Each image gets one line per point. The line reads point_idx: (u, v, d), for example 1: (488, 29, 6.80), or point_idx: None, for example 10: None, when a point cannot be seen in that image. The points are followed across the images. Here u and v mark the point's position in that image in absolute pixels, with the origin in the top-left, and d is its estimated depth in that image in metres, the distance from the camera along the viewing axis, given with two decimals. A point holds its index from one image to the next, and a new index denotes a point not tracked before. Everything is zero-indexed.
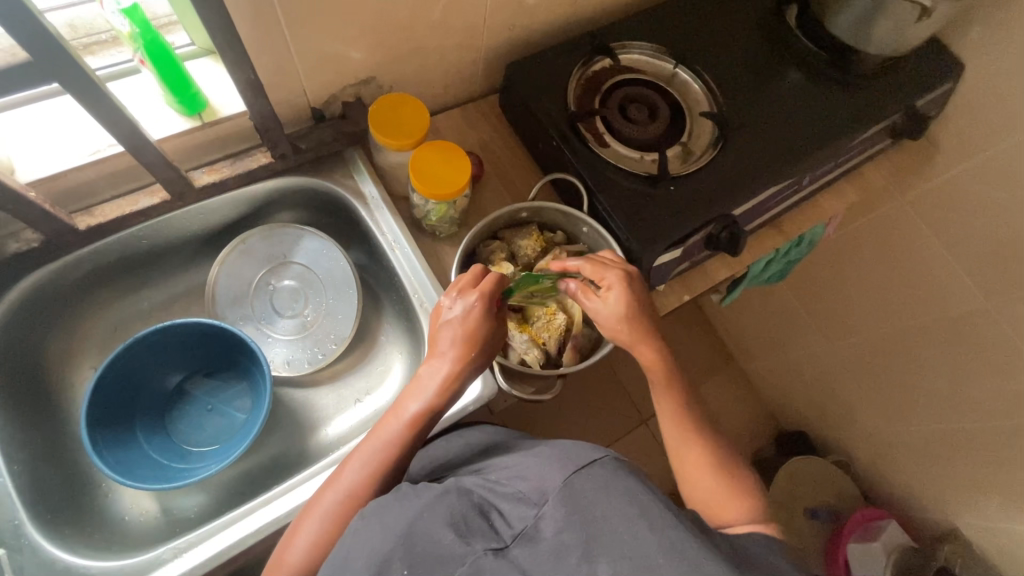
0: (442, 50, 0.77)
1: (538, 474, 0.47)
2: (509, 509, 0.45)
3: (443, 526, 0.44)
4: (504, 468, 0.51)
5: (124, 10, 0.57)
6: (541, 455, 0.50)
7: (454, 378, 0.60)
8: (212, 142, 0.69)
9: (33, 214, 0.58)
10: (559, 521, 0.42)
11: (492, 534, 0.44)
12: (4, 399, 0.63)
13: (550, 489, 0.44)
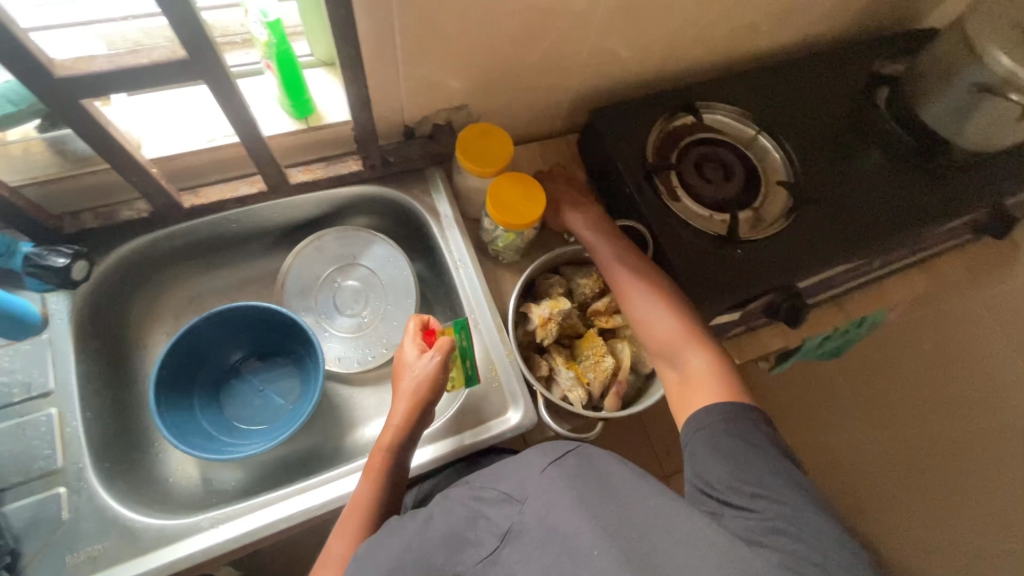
0: (534, 89, 0.80)
1: (517, 471, 0.53)
2: (495, 509, 0.51)
3: (441, 544, 0.50)
4: (486, 473, 0.56)
5: (267, 22, 0.62)
6: (519, 457, 0.55)
7: (411, 420, 0.63)
8: (311, 144, 0.75)
9: (150, 187, 0.64)
10: (537, 520, 0.47)
11: (480, 542, 0.50)
12: (92, 348, 0.68)
13: (528, 491, 0.50)
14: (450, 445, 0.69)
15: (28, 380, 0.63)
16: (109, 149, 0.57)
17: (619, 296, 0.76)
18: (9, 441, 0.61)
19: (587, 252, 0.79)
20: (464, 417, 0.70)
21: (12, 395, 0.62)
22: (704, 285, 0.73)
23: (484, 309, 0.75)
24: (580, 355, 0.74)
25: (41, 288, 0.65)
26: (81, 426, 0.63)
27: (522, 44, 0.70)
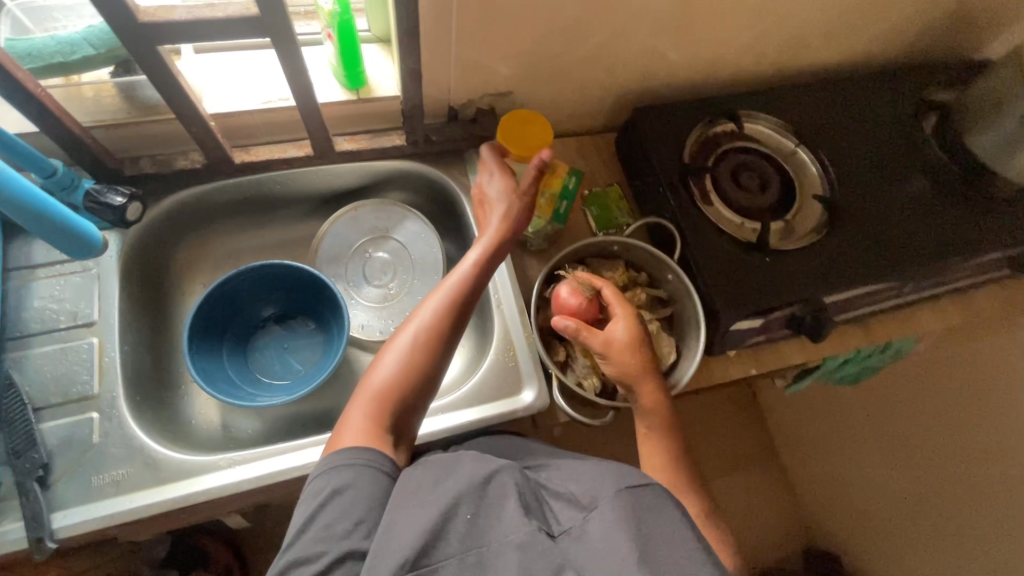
0: (579, 83, 0.82)
1: (598, 480, 0.48)
2: (558, 507, 0.47)
3: (504, 495, 0.46)
4: (557, 470, 0.52)
5: None
6: (597, 465, 0.51)
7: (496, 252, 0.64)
8: (359, 116, 0.78)
9: (207, 139, 0.67)
10: (607, 523, 0.43)
11: (541, 522, 0.45)
12: (135, 287, 0.72)
13: (603, 495, 0.46)
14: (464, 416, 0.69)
15: (74, 309, 0.66)
16: (176, 98, 0.60)
17: (640, 292, 0.77)
18: (52, 364, 0.64)
19: (614, 245, 0.79)
20: (478, 392, 0.71)
21: (59, 322, 0.66)
22: (729, 290, 0.74)
23: (508, 288, 0.75)
24: None
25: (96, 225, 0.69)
26: (117, 358, 0.66)
27: (573, 36, 0.72)
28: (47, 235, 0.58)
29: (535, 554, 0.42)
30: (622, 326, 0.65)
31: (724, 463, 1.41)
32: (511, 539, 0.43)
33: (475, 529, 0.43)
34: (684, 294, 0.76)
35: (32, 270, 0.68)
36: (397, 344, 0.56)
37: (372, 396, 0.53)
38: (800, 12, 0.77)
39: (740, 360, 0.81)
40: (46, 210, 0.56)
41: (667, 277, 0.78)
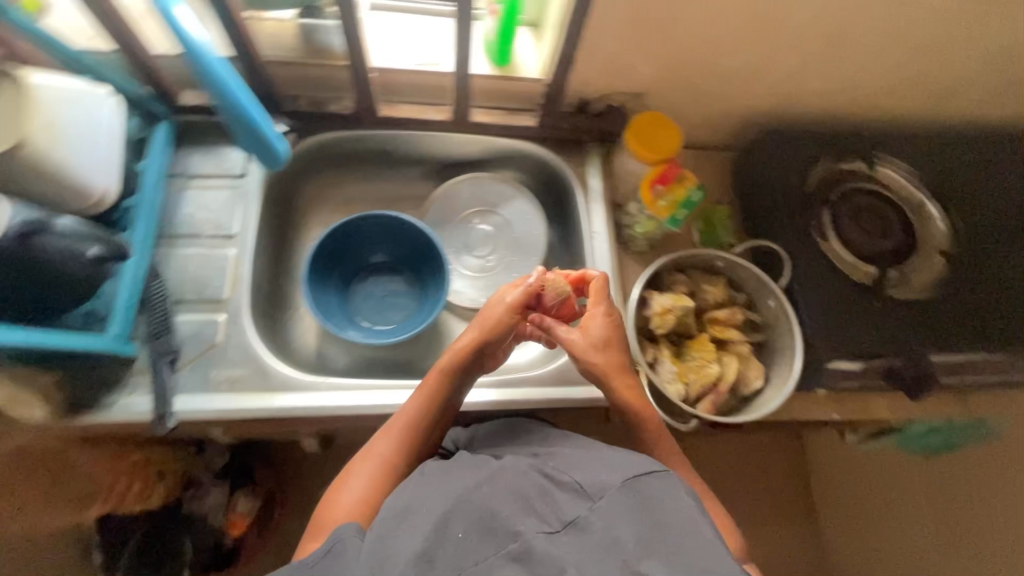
0: (714, 96, 0.82)
1: (598, 472, 0.52)
2: (562, 496, 0.50)
3: (501, 500, 0.49)
4: (564, 457, 0.56)
5: None
6: (601, 456, 0.55)
7: (484, 342, 0.66)
8: (497, 91, 0.81)
9: (363, 88, 0.72)
10: (609, 517, 0.47)
11: (543, 517, 0.48)
12: (269, 212, 0.78)
13: (607, 488, 0.50)
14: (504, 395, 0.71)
15: (218, 221, 0.73)
16: (351, 44, 0.64)
17: (740, 312, 0.77)
18: (195, 266, 0.71)
19: (719, 262, 0.79)
20: (562, 375, 0.73)
21: (204, 230, 0.73)
22: (835, 327, 0.73)
23: (607, 282, 0.77)
24: (685, 354, 0.76)
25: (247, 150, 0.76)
26: (248, 271, 0.72)
27: (724, 46, 0.72)
28: (250, 145, 0.63)
29: (540, 554, 0.45)
30: (597, 322, 0.67)
31: (757, 513, 1.23)
32: (510, 547, 0.46)
33: (473, 541, 0.47)
34: (783, 323, 0.76)
35: (188, 179, 0.75)
36: (393, 430, 0.62)
37: (367, 474, 0.59)
38: (958, 51, 0.75)
39: (825, 402, 0.78)
40: (257, 124, 0.60)
41: (768, 303, 0.77)
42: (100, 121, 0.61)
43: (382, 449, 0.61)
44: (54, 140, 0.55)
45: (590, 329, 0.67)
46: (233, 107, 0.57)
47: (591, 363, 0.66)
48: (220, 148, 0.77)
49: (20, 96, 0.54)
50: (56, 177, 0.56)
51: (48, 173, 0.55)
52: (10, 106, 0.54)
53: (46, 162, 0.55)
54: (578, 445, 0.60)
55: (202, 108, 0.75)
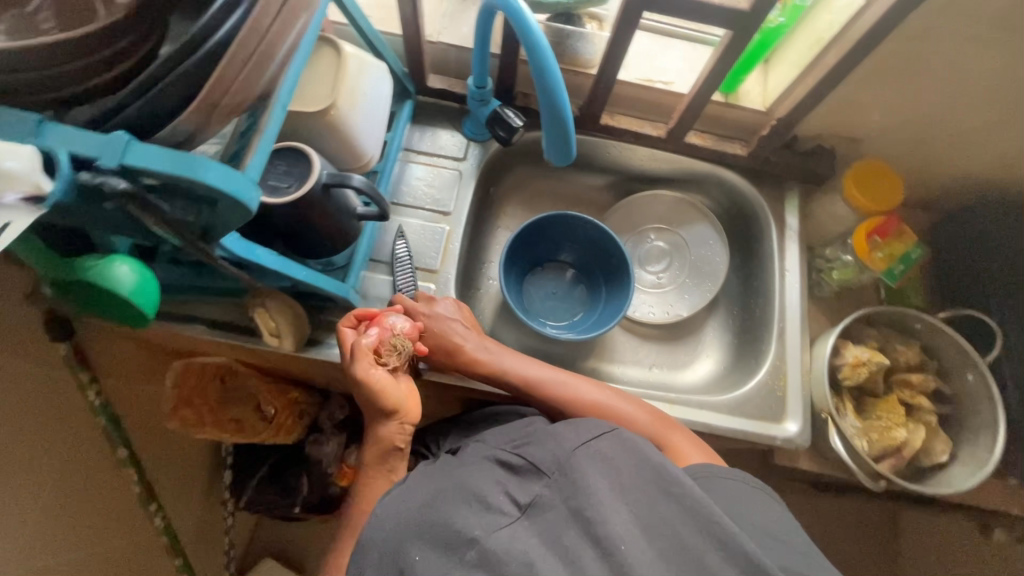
0: (940, 155, 0.79)
1: (547, 445, 0.53)
2: (519, 484, 0.52)
3: (454, 503, 0.50)
4: (519, 438, 0.57)
5: (788, 8, 0.71)
6: (555, 428, 0.56)
7: (383, 391, 0.61)
8: (715, 114, 0.82)
9: (599, 96, 0.75)
10: (558, 496, 0.49)
11: (501, 509, 0.49)
12: (477, 197, 0.84)
13: (559, 460, 0.51)
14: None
15: (437, 197, 0.79)
16: (612, 55, 0.67)
17: (935, 379, 0.74)
18: (414, 236, 0.77)
19: (917, 322, 0.75)
20: (740, 406, 0.73)
21: (424, 204, 0.79)
22: None
23: (797, 323, 0.77)
24: (869, 412, 0.74)
25: (471, 135, 0.82)
26: (458, 249, 0.77)
27: (974, 107, 0.70)
28: (551, 146, 0.59)
29: (498, 552, 0.45)
30: (442, 303, 0.71)
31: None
32: (469, 555, 0.45)
33: (438, 558, 0.46)
34: (982, 402, 0.71)
35: (413, 154, 0.81)
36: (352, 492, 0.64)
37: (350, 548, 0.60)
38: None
39: (1006, 490, 0.74)
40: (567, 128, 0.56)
41: (966, 376, 0.73)
42: (380, 91, 0.67)
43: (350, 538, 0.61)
44: (352, 105, 0.62)
45: (452, 329, 0.69)
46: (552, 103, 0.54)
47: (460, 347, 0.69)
48: (445, 130, 0.83)
49: (337, 63, 0.61)
50: (346, 139, 0.62)
51: (342, 134, 0.62)
52: (326, 71, 0.61)
53: (344, 125, 0.61)
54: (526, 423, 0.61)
55: (440, 92, 0.81)
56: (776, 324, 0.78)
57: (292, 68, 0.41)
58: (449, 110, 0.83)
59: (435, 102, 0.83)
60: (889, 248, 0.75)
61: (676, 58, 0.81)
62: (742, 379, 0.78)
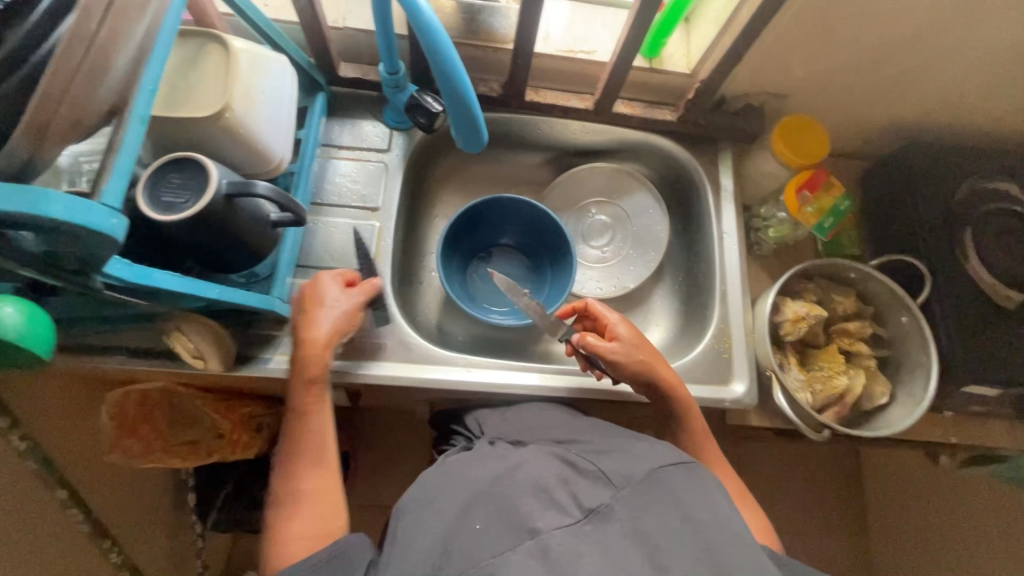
0: (862, 103, 0.80)
1: (624, 461, 0.51)
2: (587, 484, 0.49)
3: (521, 492, 0.48)
4: (591, 446, 0.55)
5: None
6: (634, 446, 0.53)
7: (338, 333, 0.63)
8: (641, 81, 0.80)
9: (520, 73, 0.72)
10: (628, 512, 0.46)
11: (564, 508, 0.46)
12: (407, 188, 0.80)
13: (633, 477, 0.48)
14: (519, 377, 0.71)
15: (364, 193, 0.76)
16: (526, 29, 0.64)
17: (872, 325, 0.76)
18: (342, 235, 0.74)
19: (851, 272, 0.77)
20: (689, 372, 0.74)
21: (351, 201, 0.75)
22: (973, 351, 0.72)
23: (738, 285, 0.77)
24: (812, 363, 0.76)
25: (393, 125, 0.78)
26: (391, 245, 0.74)
27: (890, 54, 0.70)
28: (461, 132, 0.59)
29: (560, 551, 0.42)
30: (624, 325, 0.68)
31: (803, 515, 1.20)
32: (528, 544, 0.43)
33: (494, 536, 0.44)
34: (915, 342, 0.74)
35: (334, 149, 0.77)
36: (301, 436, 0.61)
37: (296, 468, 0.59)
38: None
39: (944, 422, 0.78)
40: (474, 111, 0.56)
41: (901, 319, 0.75)
42: (283, 86, 0.63)
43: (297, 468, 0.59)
44: (249, 104, 0.57)
45: (649, 356, 0.67)
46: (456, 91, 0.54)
47: (636, 358, 0.66)
48: (365, 120, 0.79)
49: (226, 60, 0.56)
50: (248, 141, 0.58)
51: (243, 137, 0.58)
52: (215, 69, 0.56)
53: (243, 127, 0.57)
54: (606, 432, 0.59)
55: (355, 81, 0.77)
56: (718, 288, 0.78)
57: (145, 76, 0.38)
58: (367, 99, 0.79)
59: (352, 92, 0.79)
60: (819, 201, 0.76)
61: (597, 26, 0.79)
62: (690, 345, 0.79)
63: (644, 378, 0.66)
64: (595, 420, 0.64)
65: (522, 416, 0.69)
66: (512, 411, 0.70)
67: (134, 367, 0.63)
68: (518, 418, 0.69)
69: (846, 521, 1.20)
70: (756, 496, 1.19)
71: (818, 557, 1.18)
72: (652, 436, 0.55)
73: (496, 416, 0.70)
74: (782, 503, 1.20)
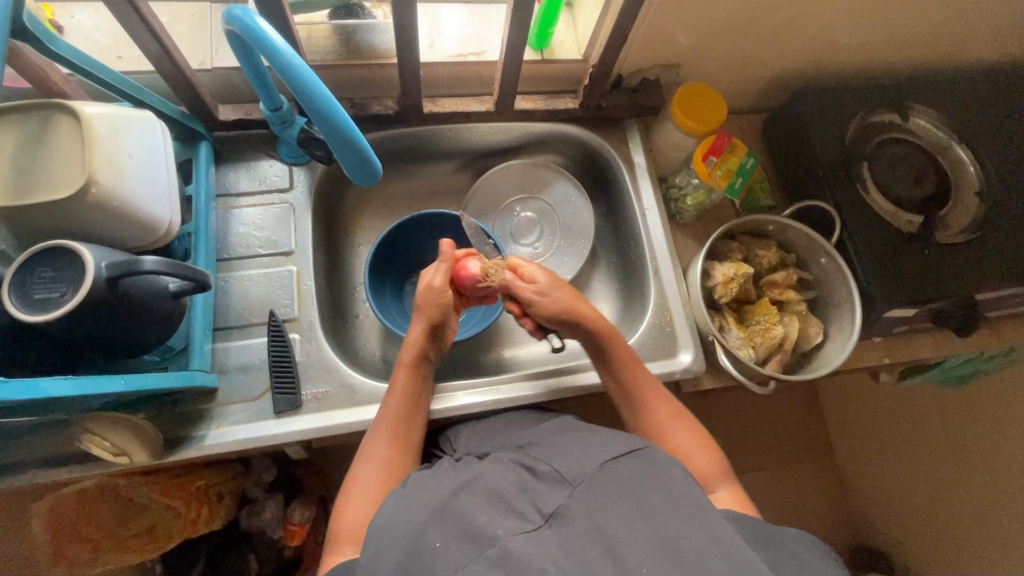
0: (749, 61, 0.82)
1: (575, 458, 0.50)
2: (545, 489, 0.48)
3: (480, 504, 0.46)
4: (545, 448, 0.54)
5: None
6: (585, 441, 0.53)
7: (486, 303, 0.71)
8: (537, 73, 0.80)
9: (411, 86, 0.70)
10: (588, 504, 0.44)
11: (524, 516, 0.44)
12: (321, 224, 0.77)
13: (586, 473, 0.47)
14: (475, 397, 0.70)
15: (274, 238, 0.71)
16: (406, 41, 0.62)
17: (796, 271, 0.79)
18: (257, 287, 0.69)
19: (769, 225, 0.80)
20: (636, 352, 0.75)
21: (260, 249, 0.71)
22: (889, 277, 0.74)
23: (667, 257, 0.78)
24: (749, 319, 0.79)
25: (291, 160, 0.74)
26: (313, 287, 0.71)
27: (763, 13, 0.72)
28: (346, 157, 0.56)
29: (521, 554, 0.40)
30: (540, 272, 0.69)
31: (769, 450, 1.26)
32: (489, 552, 0.41)
33: (456, 548, 0.41)
34: (837, 279, 0.77)
35: (233, 198, 0.72)
36: (375, 433, 0.62)
37: (382, 443, 0.61)
38: (980, 7, 0.74)
39: (875, 347, 0.83)
40: (353, 135, 0.53)
41: (820, 260, 0.78)
42: (155, 146, 0.58)
43: (380, 442, 0.61)
44: (118, 172, 0.52)
45: (561, 297, 0.68)
46: (330, 119, 0.51)
47: (552, 300, 0.67)
48: (260, 161, 0.74)
49: (80, 131, 0.51)
50: (126, 211, 0.53)
51: (118, 209, 0.52)
52: (68, 140, 0.51)
53: (116, 199, 0.52)
54: (561, 431, 0.58)
55: (239, 122, 0.72)
56: (650, 264, 0.79)
57: None
58: (258, 138, 0.75)
59: (240, 134, 0.74)
60: (726, 163, 0.78)
61: (482, 27, 0.78)
62: (634, 325, 0.80)
63: (560, 320, 0.68)
64: (559, 419, 0.63)
65: (492, 429, 0.67)
66: (471, 430, 0.69)
67: (49, 477, 0.57)
68: (486, 431, 0.67)
69: (812, 447, 1.27)
70: (726, 443, 1.24)
71: (794, 488, 1.24)
72: (604, 431, 0.54)
73: (472, 431, 0.68)
74: (749, 444, 1.25)
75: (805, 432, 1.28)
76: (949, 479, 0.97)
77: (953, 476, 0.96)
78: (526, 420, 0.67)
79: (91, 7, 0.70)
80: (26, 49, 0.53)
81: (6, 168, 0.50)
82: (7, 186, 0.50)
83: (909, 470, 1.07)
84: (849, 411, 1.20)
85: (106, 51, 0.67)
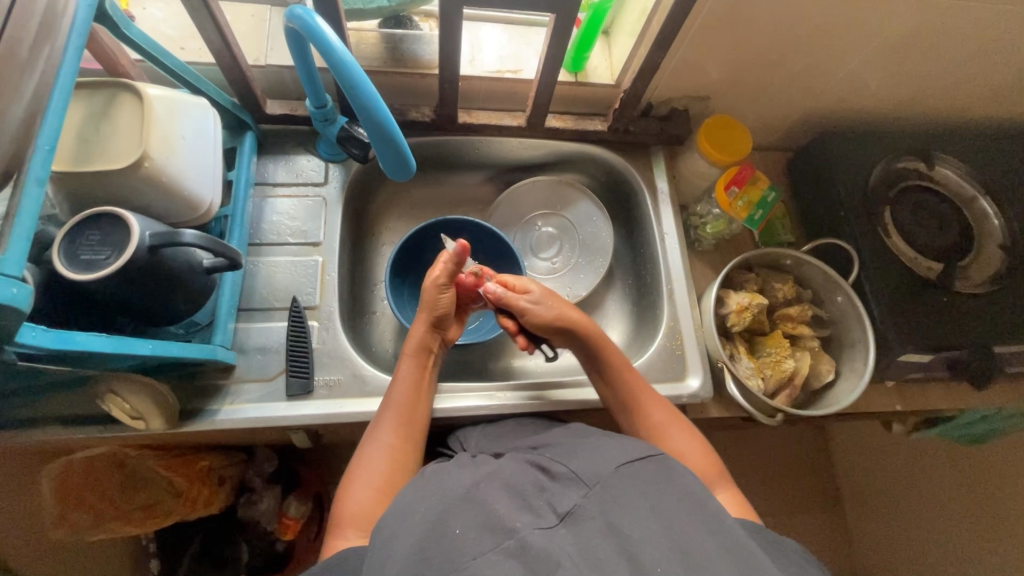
0: (778, 97, 0.84)
1: (593, 460, 0.50)
2: (560, 488, 0.48)
3: (499, 496, 0.46)
4: (562, 449, 0.54)
5: None
6: (597, 445, 0.53)
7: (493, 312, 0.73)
8: (569, 94, 0.83)
9: (450, 97, 0.73)
10: (600, 507, 0.45)
11: (539, 513, 0.44)
12: (350, 221, 0.80)
13: (602, 477, 0.47)
14: (480, 400, 0.71)
15: (304, 229, 0.74)
16: (449, 55, 0.65)
17: (811, 307, 0.79)
18: (284, 274, 0.72)
19: (787, 259, 0.81)
20: (646, 372, 0.75)
21: (290, 238, 0.74)
22: (907, 320, 0.73)
23: (683, 281, 0.79)
24: (761, 350, 0.79)
25: (328, 157, 0.78)
26: (337, 278, 0.73)
27: (795, 54, 0.74)
28: (387, 156, 0.59)
29: (538, 547, 0.40)
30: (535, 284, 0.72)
31: (772, 494, 1.23)
32: (506, 544, 0.41)
33: (472, 537, 0.41)
34: (852, 318, 0.77)
35: (270, 188, 0.76)
36: (381, 421, 0.62)
37: (391, 431, 0.62)
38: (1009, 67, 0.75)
39: (888, 392, 0.82)
40: (394, 134, 0.56)
41: (836, 299, 0.78)
42: (207, 129, 0.61)
43: (388, 430, 0.62)
44: (170, 150, 0.56)
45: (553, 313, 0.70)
46: (373, 116, 0.54)
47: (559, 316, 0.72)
48: (299, 155, 0.78)
49: (141, 108, 0.54)
50: (172, 187, 0.56)
51: (166, 184, 0.56)
52: (131, 118, 0.55)
53: (165, 174, 0.55)
54: (575, 434, 0.59)
55: (284, 116, 0.77)
56: (665, 286, 0.80)
57: (42, 134, 0.41)
58: (299, 133, 0.79)
59: (282, 129, 0.79)
60: (746, 196, 0.80)
61: (520, 47, 0.82)
62: (644, 345, 0.80)
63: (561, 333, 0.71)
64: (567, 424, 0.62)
65: (504, 431, 0.67)
66: (477, 432, 0.69)
67: (70, 436, 0.61)
68: (492, 433, 0.67)
69: (819, 496, 1.24)
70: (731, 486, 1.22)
71: (798, 538, 1.21)
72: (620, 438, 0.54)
73: (480, 432, 0.68)
74: (755, 489, 1.22)
75: (813, 480, 1.25)
76: (961, 540, 0.94)
77: (966, 535, 0.93)
78: (536, 426, 0.68)
79: (161, 1, 0.75)
80: (104, 34, 0.58)
81: (71, 139, 0.54)
82: (70, 153, 0.53)
83: (920, 526, 1.03)
84: (858, 460, 1.17)
85: (171, 42, 0.73)
